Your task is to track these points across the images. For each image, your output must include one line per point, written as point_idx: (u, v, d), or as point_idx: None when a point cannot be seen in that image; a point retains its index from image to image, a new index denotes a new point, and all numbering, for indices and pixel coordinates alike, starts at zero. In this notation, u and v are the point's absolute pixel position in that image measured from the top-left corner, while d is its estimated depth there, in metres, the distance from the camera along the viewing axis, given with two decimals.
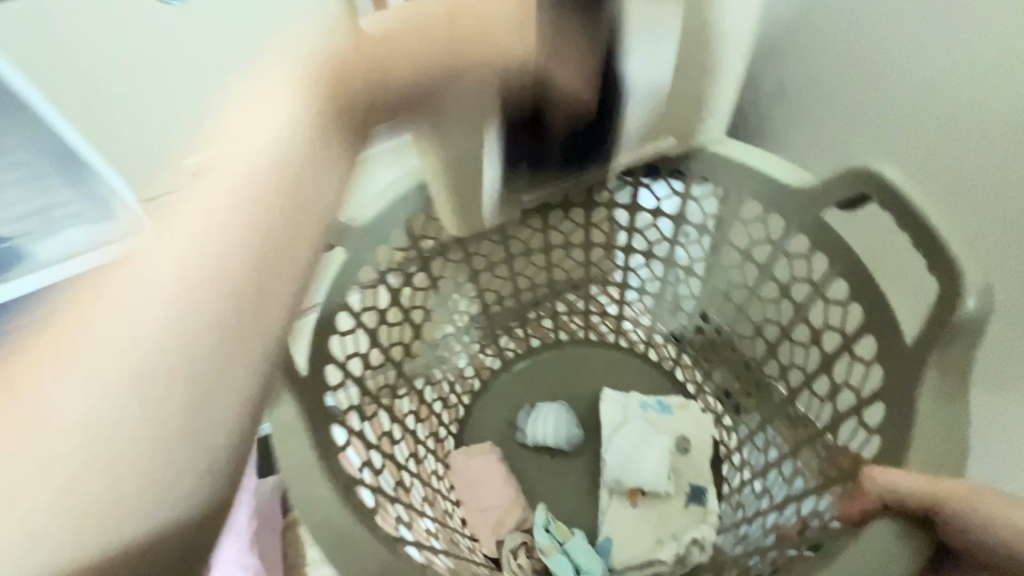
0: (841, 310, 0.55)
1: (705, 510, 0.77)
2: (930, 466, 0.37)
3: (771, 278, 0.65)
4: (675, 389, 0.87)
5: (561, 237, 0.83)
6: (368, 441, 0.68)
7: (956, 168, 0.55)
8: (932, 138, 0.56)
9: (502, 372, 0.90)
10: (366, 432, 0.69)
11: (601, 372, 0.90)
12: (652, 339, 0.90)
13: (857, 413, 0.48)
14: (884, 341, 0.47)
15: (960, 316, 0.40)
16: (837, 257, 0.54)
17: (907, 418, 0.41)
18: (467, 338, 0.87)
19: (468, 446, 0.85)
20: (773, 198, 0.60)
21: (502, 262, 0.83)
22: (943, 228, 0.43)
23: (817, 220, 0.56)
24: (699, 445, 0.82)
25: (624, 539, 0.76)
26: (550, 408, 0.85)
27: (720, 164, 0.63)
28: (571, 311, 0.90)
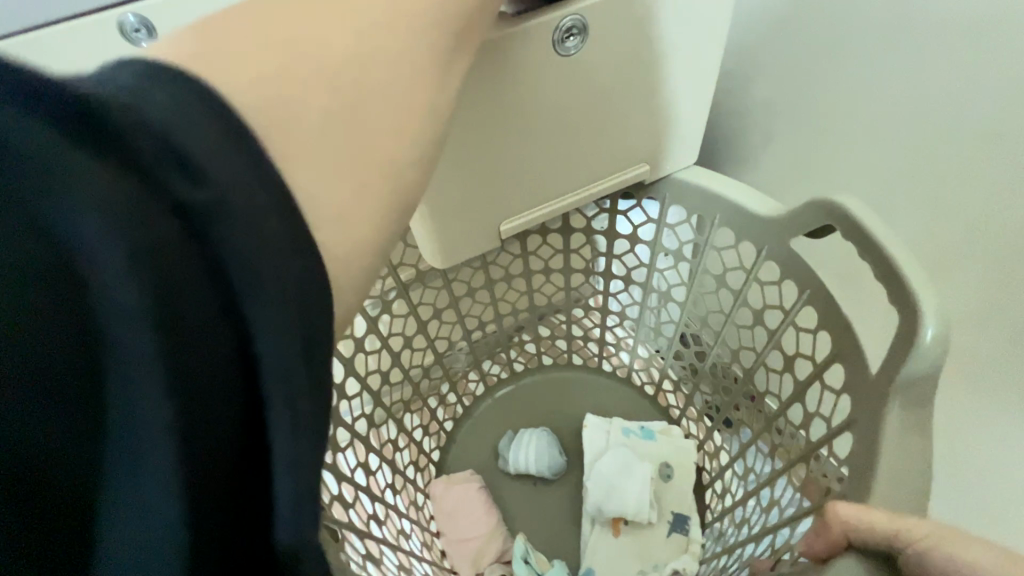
0: (812, 338, 0.55)
1: (687, 539, 0.76)
2: (894, 499, 0.37)
3: (745, 305, 0.66)
4: (657, 413, 0.87)
5: (540, 263, 0.83)
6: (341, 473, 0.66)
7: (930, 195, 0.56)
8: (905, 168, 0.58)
9: (484, 397, 0.89)
10: (340, 462, 0.68)
11: (582, 397, 0.90)
12: (635, 363, 0.91)
13: (827, 442, 0.48)
14: (852, 369, 0.47)
15: (921, 345, 0.40)
16: (806, 285, 0.54)
17: (873, 449, 0.40)
18: (449, 364, 0.86)
19: (450, 474, 0.84)
20: (743, 226, 0.60)
21: (482, 288, 0.83)
22: (903, 259, 0.43)
23: (786, 248, 0.57)
24: (682, 472, 0.81)
25: (605, 569, 0.76)
26: (532, 435, 0.84)
27: (690, 191, 0.64)
28: (553, 335, 0.90)
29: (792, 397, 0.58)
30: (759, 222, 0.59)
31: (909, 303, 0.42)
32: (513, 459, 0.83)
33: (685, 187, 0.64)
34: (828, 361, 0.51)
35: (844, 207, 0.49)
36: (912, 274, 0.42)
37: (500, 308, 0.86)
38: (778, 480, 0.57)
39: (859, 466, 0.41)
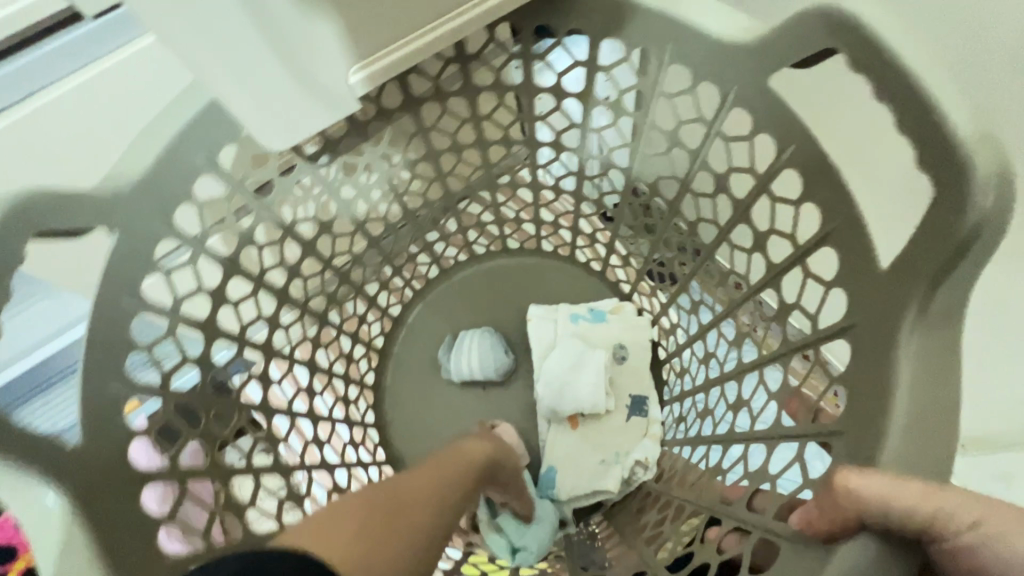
0: (792, 212, 0.42)
1: (648, 422, 0.71)
2: (916, 455, 0.28)
3: (705, 168, 0.51)
4: (607, 293, 0.77)
5: (446, 138, 0.65)
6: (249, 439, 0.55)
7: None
8: None
9: (414, 305, 0.76)
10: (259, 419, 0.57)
11: (523, 289, 0.77)
12: (576, 241, 0.78)
13: (814, 347, 0.38)
14: (851, 256, 0.36)
15: (967, 225, 0.28)
16: (788, 139, 0.40)
17: (884, 374, 0.31)
18: (358, 284, 0.71)
19: (387, 399, 0.74)
20: (700, 60, 0.43)
21: (376, 186, 0.65)
22: (941, 90, 0.29)
23: (762, 88, 0.41)
24: (638, 354, 0.74)
25: (568, 469, 0.70)
26: (471, 342, 0.73)
27: (630, 15, 0.45)
28: (480, 220, 0.75)
29: (765, 283, 0.47)
30: (723, 53, 0.41)
31: (950, 165, 0.29)
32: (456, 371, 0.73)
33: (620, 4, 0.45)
34: (815, 245, 0.39)
35: (854, 16, 0.32)
36: (955, 118, 0.29)
37: (408, 204, 0.69)
38: (746, 376, 0.50)
39: (858, 394, 0.32)
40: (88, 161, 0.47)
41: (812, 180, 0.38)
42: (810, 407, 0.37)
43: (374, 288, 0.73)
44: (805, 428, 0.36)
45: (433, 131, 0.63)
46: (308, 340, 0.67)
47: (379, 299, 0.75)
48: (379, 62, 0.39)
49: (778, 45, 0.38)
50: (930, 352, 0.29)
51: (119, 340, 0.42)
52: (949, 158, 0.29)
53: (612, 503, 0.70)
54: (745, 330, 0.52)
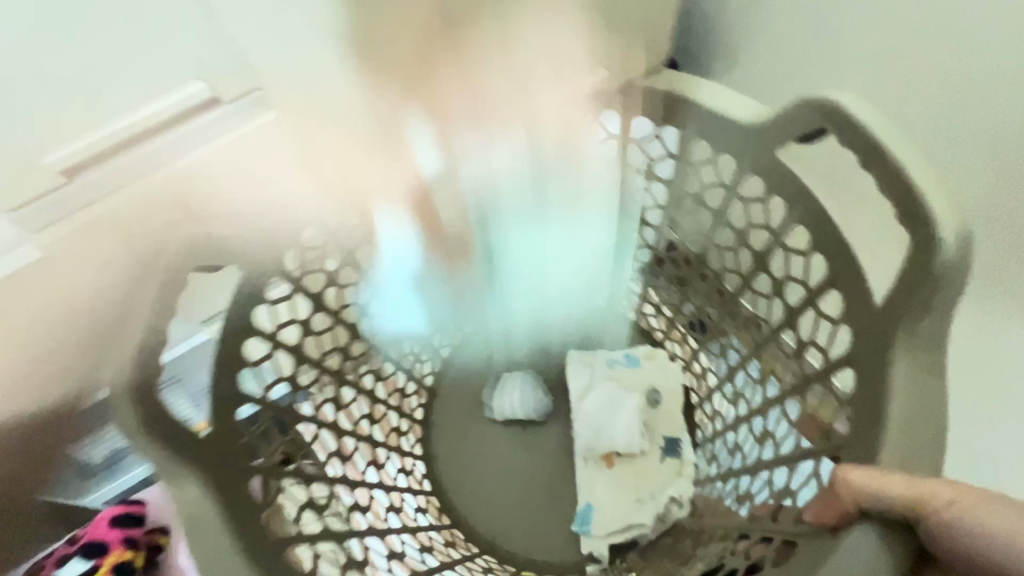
0: (803, 260, 0.49)
1: (681, 462, 0.75)
2: (909, 457, 0.33)
3: (727, 224, 0.59)
4: (642, 339, 0.83)
5: (499, 199, 0.75)
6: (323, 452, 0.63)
7: (919, 89, 0.50)
8: (890, 52, 0.50)
9: (462, 346, 0.84)
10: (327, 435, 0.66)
11: (562, 333, 0.84)
12: (612, 292, 0.85)
13: (826, 375, 0.44)
14: (851, 296, 0.42)
15: (937, 267, 0.35)
16: (795, 199, 0.47)
17: (879, 392, 0.36)
18: (416, 324, 0.79)
19: (437, 431, 0.80)
20: (720, 136, 0.52)
21: (437, 238, 0.75)
22: (910, 162, 0.37)
23: (771, 158, 0.49)
24: (670, 396, 0.78)
25: (604, 505, 0.74)
26: (515, 381, 0.80)
27: (659, 101, 0.55)
28: (525, 270, 0.84)
29: (784, 324, 0.53)
30: (738, 131, 0.50)
31: (922, 220, 0.36)
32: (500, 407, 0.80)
33: (652, 92, 0.55)
34: (823, 288, 0.45)
35: (840, 106, 0.41)
36: (922, 183, 0.36)
37: (463, 254, 0.78)
38: (771, 410, 0.55)
39: (862, 411, 0.38)
40: None
41: (816, 233, 0.46)
42: (824, 428, 0.42)
43: (430, 328, 0.82)
44: (820, 446, 0.41)
45: (489, 193, 0.73)
46: (371, 372, 0.75)
47: (433, 338, 0.83)
48: None
49: (782, 125, 0.47)
50: (919, 373, 0.35)
51: (236, 357, 0.52)
52: (920, 216, 0.36)
53: (647, 541, 0.72)
54: (769, 368, 0.57)
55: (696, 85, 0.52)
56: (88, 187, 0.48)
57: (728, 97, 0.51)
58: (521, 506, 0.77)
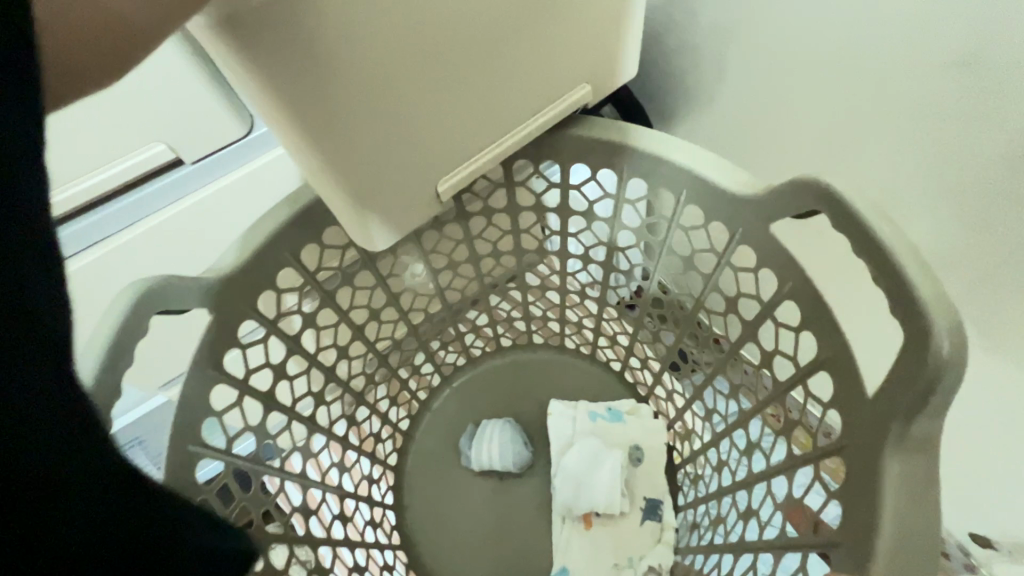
0: (793, 335, 0.48)
1: (662, 526, 0.72)
2: (901, 569, 0.31)
3: (717, 288, 0.58)
4: (625, 393, 0.81)
5: (487, 245, 0.74)
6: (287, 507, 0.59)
7: None
8: None
9: (442, 390, 0.81)
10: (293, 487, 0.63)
11: (545, 384, 0.82)
12: (598, 342, 0.84)
13: (814, 461, 0.43)
14: (842, 381, 0.41)
15: (933, 366, 0.34)
16: (786, 275, 0.47)
17: (871, 491, 0.35)
18: (394, 367, 0.77)
19: (409, 481, 0.77)
20: (713, 204, 0.52)
21: (423, 281, 0.73)
22: (905, 254, 0.36)
23: (764, 231, 0.49)
24: (653, 455, 0.76)
25: (581, 569, 0.71)
26: (494, 432, 0.77)
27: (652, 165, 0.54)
28: (510, 316, 0.82)
29: (772, 397, 0.52)
30: (731, 201, 0.50)
31: (914, 312, 0.35)
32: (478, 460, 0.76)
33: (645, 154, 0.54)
34: (813, 367, 0.44)
35: (833, 187, 0.41)
36: (917, 276, 0.35)
37: (448, 296, 0.77)
38: (756, 484, 0.53)
39: (848, 508, 0.36)
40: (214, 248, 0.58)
41: (807, 311, 0.45)
42: (811, 519, 0.40)
43: (409, 369, 0.79)
44: (807, 538, 0.40)
45: (478, 238, 0.72)
46: (344, 418, 0.71)
47: (412, 381, 0.80)
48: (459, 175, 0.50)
49: (775, 200, 0.47)
50: (912, 476, 0.34)
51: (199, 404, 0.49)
52: (915, 310, 0.35)
53: None
54: (755, 439, 0.55)
55: (688, 155, 0.52)
56: (90, 226, 0.50)
57: (719, 167, 0.51)
58: (493, 567, 0.73)
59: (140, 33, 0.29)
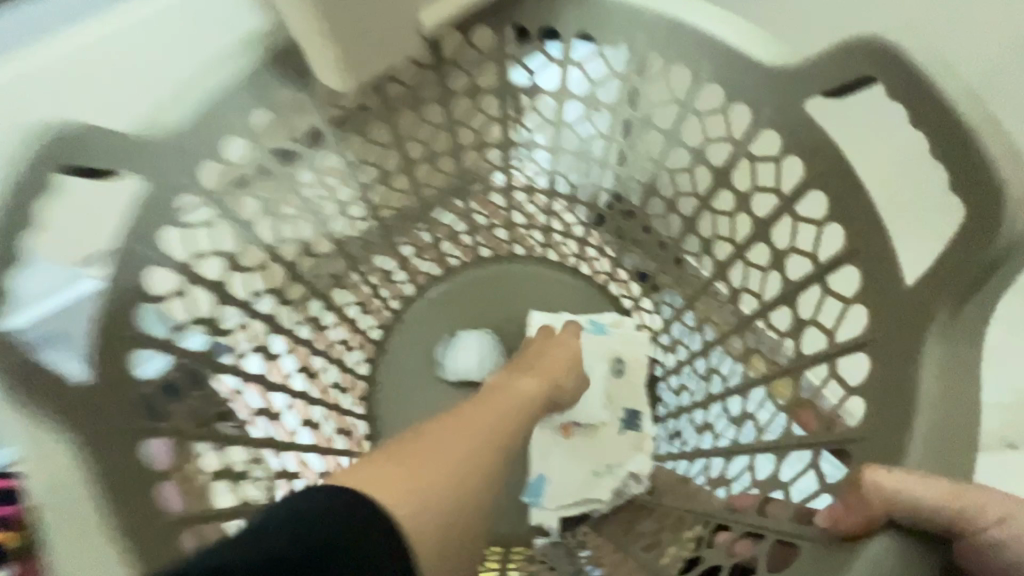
0: (814, 231, 0.44)
1: (641, 436, 0.71)
2: (934, 460, 0.29)
3: (727, 185, 0.53)
4: (610, 305, 0.78)
5: (471, 135, 0.66)
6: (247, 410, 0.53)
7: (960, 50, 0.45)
8: None
9: (416, 300, 0.75)
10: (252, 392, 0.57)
11: (525, 293, 0.77)
12: (584, 253, 0.78)
13: (830, 360, 0.40)
14: (872, 274, 0.38)
15: (997, 244, 0.30)
16: (816, 160, 0.42)
17: (900, 385, 0.32)
18: (364, 269, 0.70)
19: (380, 390, 0.72)
20: (739, 80, 0.45)
21: (398, 172, 0.64)
22: (972, 120, 0.31)
23: (794, 111, 0.43)
24: (636, 369, 0.74)
25: (559, 476, 0.70)
26: (471, 339, 0.73)
27: (670, 35, 0.47)
28: (491, 222, 0.75)
29: (779, 300, 0.48)
30: (763, 76, 0.44)
31: (977, 185, 0.31)
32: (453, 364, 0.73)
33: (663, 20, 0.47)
34: (838, 261, 0.40)
35: (891, 47, 0.35)
36: (987, 144, 0.31)
37: (424, 193, 0.69)
38: (753, 390, 0.51)
39: (877, 404, 0.33)
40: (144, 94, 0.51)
41: (837, 201, 0.40)
42: (825, 417, 0.38)
43: (381, 274, 0.72)
44: (820, 436, 0.37)
45: (460, 125, 0.63)
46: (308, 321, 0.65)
47: (383, 286, 0.73)
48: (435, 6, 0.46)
49: (814, 73, 0.41)
50: (952, 365, 0.31)
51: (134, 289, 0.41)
52: (980, 184, 0.31)
53: (600, 515, 0.69)
54: (753, 346, 0.53)
55: (713, 20, 0.45)
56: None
57: (745, 33, 0.44)
58: None
59: (431, 543, 0.36)
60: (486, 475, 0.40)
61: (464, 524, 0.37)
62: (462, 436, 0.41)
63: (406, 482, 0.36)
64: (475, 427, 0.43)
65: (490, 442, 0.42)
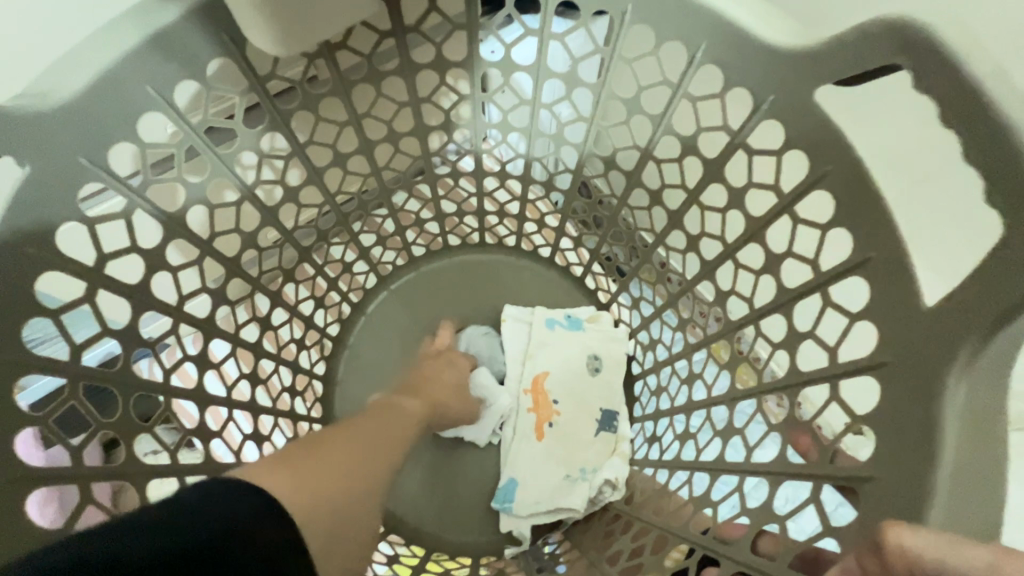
0: (816, 235, 0.40)
1: (617, 438, 0.68)
2: (959, 515, 0.25)
3: (720, 179, 0.48)
4: (587, 300, 0.73)
5: (438, 114, 0.59)
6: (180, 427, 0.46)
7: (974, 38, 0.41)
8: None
9: (377, 292, 0.69)
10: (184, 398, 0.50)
11: (497, 287, 0.71)
12: (560, 244, 0.73)
13: (830, 381, 0.36)
14: (883, 289, 0.34)
15: None
16: (822, 157, 0.37)
17: (918, 419, 0.29)
18: (319, 262, 0.63)
19: (338, 392, 0.66)
20: (738, 63, 0.40)
21: (355, 153, 0.57)
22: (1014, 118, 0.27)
23: (802, 99, 0.38)
24: (614, 368, 0.70)
25: (530, 481, 0.66)
26: (476, 334, 0.69)
27: (663, 7, 0.42)
28: (460, 210, 0.69)
29: (771, 307, 0.45)
30: (768, 60, 0.39)
31: None
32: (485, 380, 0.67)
33: None
34: (844, 271, 0.36)
35: (920, 28, 0.30)
36: None
37: (386, 178, 0.62)
38: (739, 402, 0.47)
39: (890, 438, 0.30)
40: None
41: (845, 202, 0.36)
42: (826, 446, 0.34)
43: (340, 265, 0.66)
44: (821, 467, 0.34)
45: (424, 103, 0.57)
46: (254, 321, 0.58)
47: (341, 277, 0.66)
48: None
49: (827, 58, 0.36)
50: (979, 399, 0.27)
51: None
52: None
53: (574, 522, 0.65)
54: (741, 354, 0.49)
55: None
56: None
57: (747, 8, 0.39)
58: (435, 480, 0.67)
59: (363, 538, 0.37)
60: (369, 474, 0.38)
61: (360, 543, 0.36)
62: (323, 457, 0.36)
63: (326, 492, 0.34)
64: (348, 458, 0.37)
65: (373, 451, 0.40)
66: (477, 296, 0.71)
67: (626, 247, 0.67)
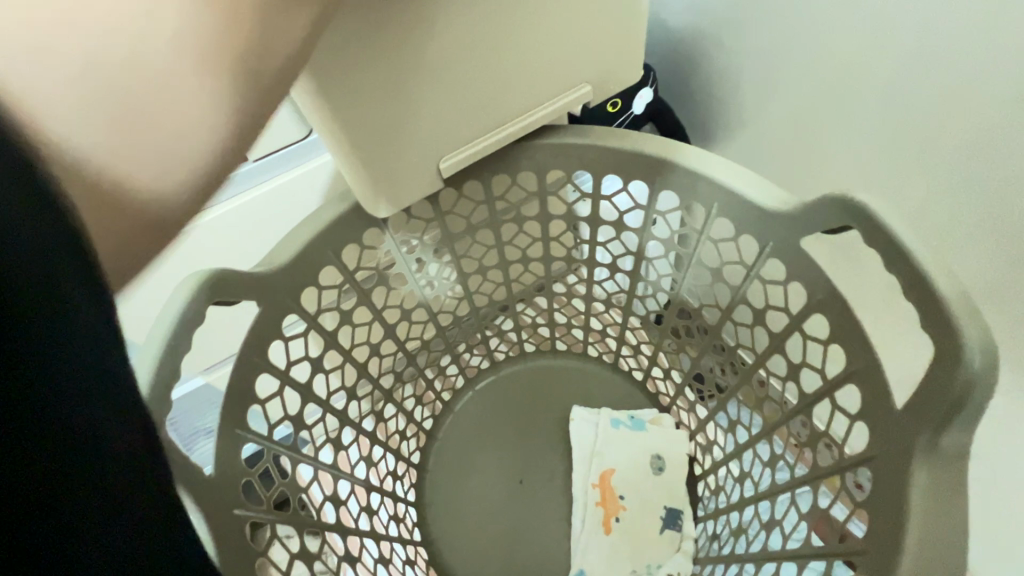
0: (822, 349, 0.49)
1: (681, 536, 0.72)
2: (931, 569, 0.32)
3: (744, 302, 0.59)
4: (648, 402, 0.81)
5: (518, 251, 0.76)
6: (323, 493, 0.60)
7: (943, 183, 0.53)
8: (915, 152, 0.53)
9: (465, 391, 0.81)
10: (339, 462, 0.65)
11: (568, 391, 0.82)
12: (622, 351, 0.84)
13: (841, 475, 0.43)
14: (874, 396, 0.42)
15: (965, 377, 0.35)
16: (817, 285, 0.47)
17: (899, 506, 0.36)
18: (424, 364, 0.78)
19: (431, 480, 0.77)
20: (744, 217, 0.53)
21: (453, 282, 0.75)
22: (937, 267, 0.37)
23: (796, 242, 0.50)
24: (674, 465, 0.76)
25: (599, 573, 0.72)
26: (578, 424, 0.78)
27: (680, 178, 0.55)
28: (534, 324, 0.83)
29: (797, 408, 0.52)
30: (765, 215, 0.51)
31: (946, 325, 0.36)
32: (577, 452, 0.76)
33: (674, 167, 0.55)
34: (842, 379, 0.45)
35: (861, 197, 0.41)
36: (946, 291, 0.36)
37: (476, 300, 0.79)
38: (779, 495, 0.53)
39: (883, 523, 0.37)
40: (251, 252, 0.61)
41: (837, 322, 0.46)
42: (837, 528, 0.41)
43: (436, 369, 0.80)
44: (834, 547, 0.41)
45: (507, 244, 0.74)
46: (373, 414, 0.73)
47: (437, 379, 0.81)
48: (460, 153, 0.53)
49: (812, 216, 0.48)
50: (937, 483, 0.35)
51: (244, 391, 0.51)
52: (947, 328, 0.36)
53: None
54: (780, 453, 0.55)
55: (719, 170, 0.53)
56: None
57: (745, 179, 0.52)
58: (513, 573, 0.72)
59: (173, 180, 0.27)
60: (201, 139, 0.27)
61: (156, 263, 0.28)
62: (121, 94, 0.25)
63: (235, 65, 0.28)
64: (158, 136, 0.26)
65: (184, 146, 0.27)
66: (552, 393, 0.81)
67: (680, 356, 0.77)
